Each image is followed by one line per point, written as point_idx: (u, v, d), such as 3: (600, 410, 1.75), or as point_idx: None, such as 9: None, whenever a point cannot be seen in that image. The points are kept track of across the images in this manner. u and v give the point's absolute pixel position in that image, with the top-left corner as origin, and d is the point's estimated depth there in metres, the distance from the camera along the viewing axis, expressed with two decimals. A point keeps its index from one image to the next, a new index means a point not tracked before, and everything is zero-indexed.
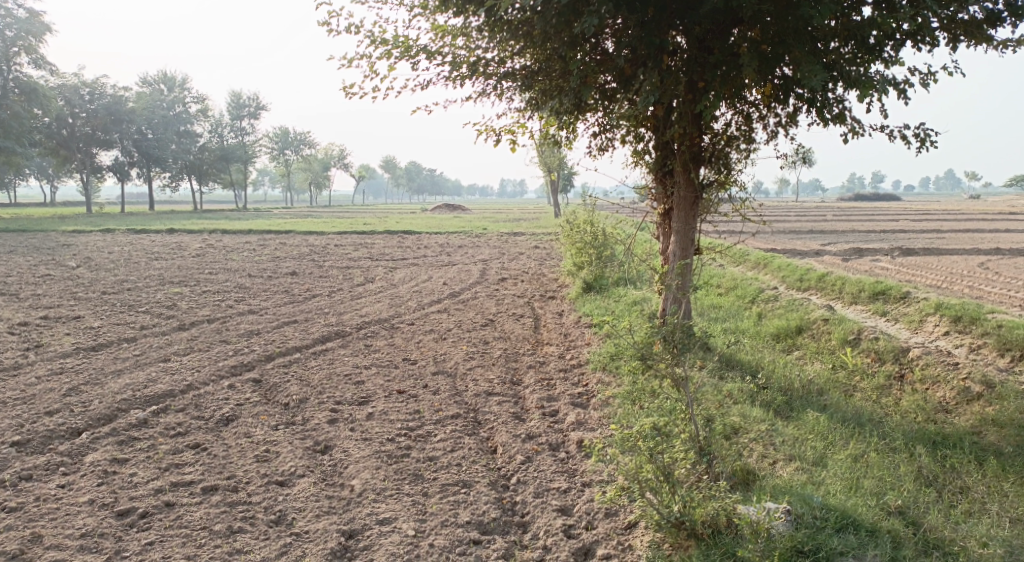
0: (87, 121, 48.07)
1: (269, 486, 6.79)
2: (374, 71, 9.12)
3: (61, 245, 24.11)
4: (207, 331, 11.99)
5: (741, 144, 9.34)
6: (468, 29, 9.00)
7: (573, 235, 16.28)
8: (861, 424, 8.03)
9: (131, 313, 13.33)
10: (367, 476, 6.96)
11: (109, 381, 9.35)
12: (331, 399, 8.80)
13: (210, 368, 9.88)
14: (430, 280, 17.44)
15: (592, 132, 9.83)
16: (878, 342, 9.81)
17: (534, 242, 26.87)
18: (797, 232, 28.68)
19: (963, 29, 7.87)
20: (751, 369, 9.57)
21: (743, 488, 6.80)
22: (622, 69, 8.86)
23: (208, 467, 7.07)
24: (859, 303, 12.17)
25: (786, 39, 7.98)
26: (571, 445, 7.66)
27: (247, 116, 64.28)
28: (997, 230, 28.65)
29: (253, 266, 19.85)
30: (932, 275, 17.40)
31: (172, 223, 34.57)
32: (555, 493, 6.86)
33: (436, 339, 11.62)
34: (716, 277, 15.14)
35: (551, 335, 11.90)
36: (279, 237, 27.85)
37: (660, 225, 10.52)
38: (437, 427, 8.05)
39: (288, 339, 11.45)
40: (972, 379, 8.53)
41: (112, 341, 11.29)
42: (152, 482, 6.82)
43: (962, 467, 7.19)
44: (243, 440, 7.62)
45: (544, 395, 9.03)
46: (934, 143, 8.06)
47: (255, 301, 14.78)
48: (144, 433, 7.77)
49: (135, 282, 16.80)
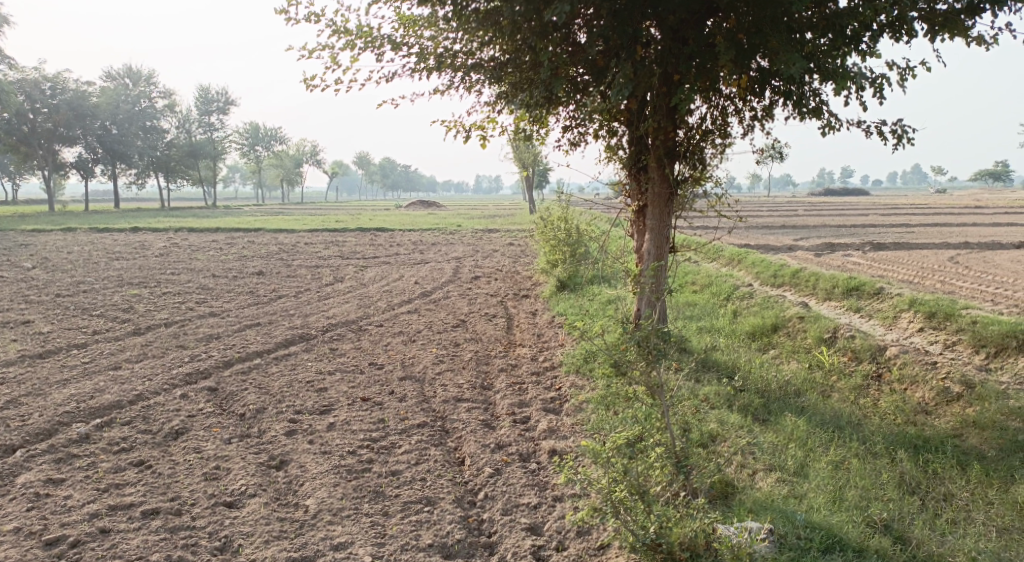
0: (48, 117, 46.73)
1: (216, 508, 6.36)
2: (335, 63, 8.69)
3: (18, 245, 23.33)
4: (164, 336, 11.47)
5: (716, 138, 9.03)
6: (434, 19, 8.59)
7: (546, 232, 16.00)
8: (840, 428, 7.75)
9: (85, 317, 12.76)
10: (324, 494, 6.53)
11: (53, 392, 8.83)
12: (290, 408, 8.36)
13: (162, 376, 9.38)
14: (400, 280, 16.98)
15: (564, 126, 9.45)
16: (855, 340, 9.54)
17: (508, 239, 26.45)
18: (771, 227, 28.45)
19: (941, 19, 7.58)
20: (727, 371, 9.28)
21: (722, 502, 6.49)
22: (594, 61, 8.52)
23: (151, 488, 6.61)
24: (833, 299, 11.92)
25: (762, 29, 7.72)
26: (543, 456, 7.30)
27: (215, 112, 63.18)
28: (966, 224, 28.64)
29: (219, 266, 19.25)
30: (903, 269, 17.21)
31: (137, 222, 33.78)
32: (524, 510, 6.49)
33: (404, 341, 11.20)
34: (690, 274, 14.86)
35: (524, 336, 11.53)
36: (246, 236, 27.18)
37: (633, 222, 10.20)
38: (402, 437, 7.64)
39: (249, 343, 10.97)
40: (952, 378, 8.26)
41: (61, 348, 10.75)
42: (88, 505, 6.36)
43: (945, 473, 6.91)
44: (192, 456, 7.16)
45: (515, 400, 8.66)
46: (910, 141, 7.84)
47: (217, 303, 14.24)
48: (85, 450, 7.29)
49: (93, 284, 16.18)
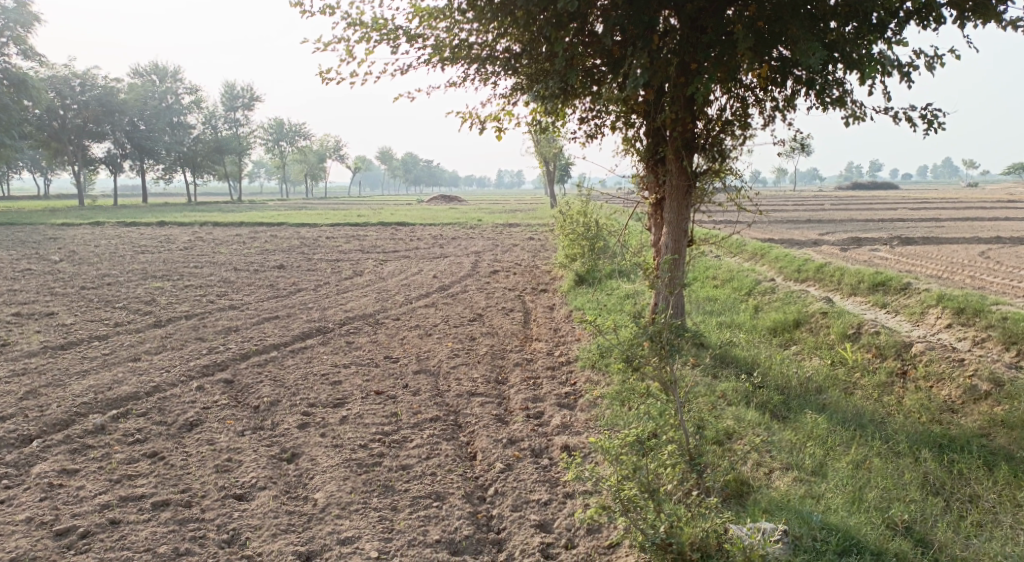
0: (78, 113, 47.23)
1: (225, 501, 6.34)
2: (351, 55, 8.63)
3: (46, 238, 23.57)
4: (183, 328, 11.50)
5: (736, 130, 8.87)
6: (450, 11, 8.50)
7: (566, 226, 15.87)
8: (862, 426, 7.58)
9: (107, 309, 12.83)
10: (333, 488, 6.49)
11: (72, 383, 8.86)
12: (304, 401, 8.32)
13: (179, 368, 9.38)
14: (419, 274, 16.94)
15: (581, 118, 9.34)
16: (879, 336, 9.34)
17: (530, 234, 26.34)
18: (796, 222, 28.13)
19: (972, 5, 7.37)
20: (747, 367, 9.12)
21: (736, 501, 6.35)
22: (611, 51, 8.40)
23: (162, 479, 6.61)
24: (858, 294, 11.70)
25: (783, 17, 7.58)
26: (555, 451, 7.20)
27: (241, 107, 63.62)
28: (996, 219, 28.21)
29: (241, 260, 19.32)
30: (931, 265, 16.90)
31: (164, 216, 34.04)
32: (534, 506, 6.41)
33: (420, 335, 11.15)
34: (711, 269, 14.66)
35: (540, 330, 11.43)
36: (269, 230, 27.29)
37: (651, 216, 10.06)
38: (414, 431, 7.57)
39: (266, 336, 10.97)
40: (980, 376, 8.06)
41: (82, 339, 10.80)
42: (99, 496, 6.36)
43: (971, 473, 6.72)
44: (205, 448, 7.15)
45: (529, 395, 8.56)
46: (940, 127, 7.66)
47: (237, 296, 14.28)
48: (99, 441, 7.30)
49: (117, 277, 16.29)
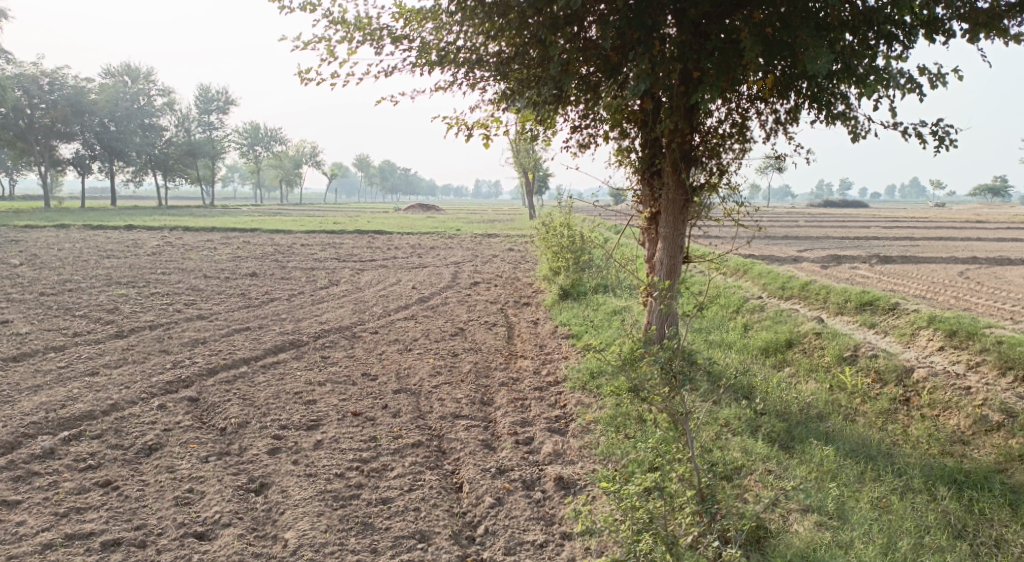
0: (46, 113, 45.89)
1: (185, 541, 5.78)
2: (331, 55, 8.04)
3: (9, 241, 22.65)
4: (147, 339, 10.80)
5: (734, 143, 8.42)
6: (439, 11, 7.95)
7: (549, 238, 15.32)
8: (872, 458, 7.13)
9: (66, 318, 12.07)
10: (306, 526, 5.93)
11: (22, 400, 8.17)
12: (275, 423, 7.69)
13: (140, 384, 8.70)
14: (397, 284, 16.33)
15: (573, 126, 8.82)
16: (877, 360, 8.88)
17: (509, 244, 25.85)
18: (775, 238, 27.88)
19: (984, 20, 6.94)
20: (745, 391, 8.63)
21: (753, 549, 5.88)
22: (608, 57, 7.87)
23: (115, 514, 6.01)
24: (846, 313, 11.27)
25: (792, 24, 7.10)
26: (548, 484, 6.64)
27: (216, 111, 62.57)
28: (970, 239, 28.18)
29: (211, 266, 18.57)
30: (915, 284, 16.58)
31: (132, 220, 33.04)
32: (529, 548, 5.89)
33: (400, 350, 10.54)
34: (697, 284, 14.20)
35: (525, 347, 10.90)
36: (242, 236, 26.50)
37: (645, 231, 9.58)
38: (395, 458, 6.99)
39: (236, 349, 10.30)
40: (990, 406, 7.62)
41: (37, 351, 10.07)
42: (42, 534, 5.77)
43: (994, 514, 6.31)
44: (164, 476, 6.52)
45: (517, 418, 8.00)
46: (952, 143, 7.19)
47: (206, 305, 13.56)
48: (47, 467, 6.65)
49: (80, 283, 15.48)
